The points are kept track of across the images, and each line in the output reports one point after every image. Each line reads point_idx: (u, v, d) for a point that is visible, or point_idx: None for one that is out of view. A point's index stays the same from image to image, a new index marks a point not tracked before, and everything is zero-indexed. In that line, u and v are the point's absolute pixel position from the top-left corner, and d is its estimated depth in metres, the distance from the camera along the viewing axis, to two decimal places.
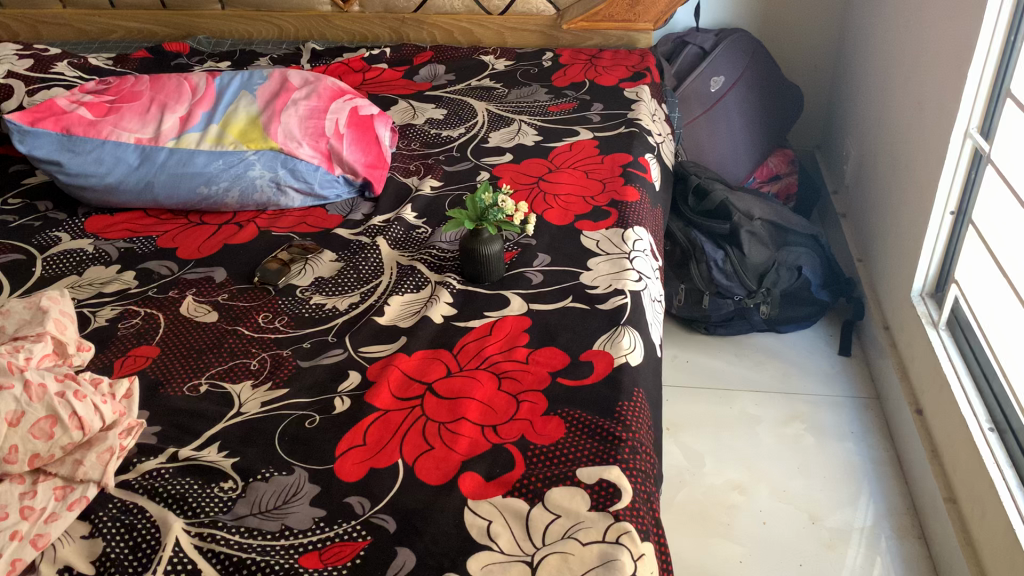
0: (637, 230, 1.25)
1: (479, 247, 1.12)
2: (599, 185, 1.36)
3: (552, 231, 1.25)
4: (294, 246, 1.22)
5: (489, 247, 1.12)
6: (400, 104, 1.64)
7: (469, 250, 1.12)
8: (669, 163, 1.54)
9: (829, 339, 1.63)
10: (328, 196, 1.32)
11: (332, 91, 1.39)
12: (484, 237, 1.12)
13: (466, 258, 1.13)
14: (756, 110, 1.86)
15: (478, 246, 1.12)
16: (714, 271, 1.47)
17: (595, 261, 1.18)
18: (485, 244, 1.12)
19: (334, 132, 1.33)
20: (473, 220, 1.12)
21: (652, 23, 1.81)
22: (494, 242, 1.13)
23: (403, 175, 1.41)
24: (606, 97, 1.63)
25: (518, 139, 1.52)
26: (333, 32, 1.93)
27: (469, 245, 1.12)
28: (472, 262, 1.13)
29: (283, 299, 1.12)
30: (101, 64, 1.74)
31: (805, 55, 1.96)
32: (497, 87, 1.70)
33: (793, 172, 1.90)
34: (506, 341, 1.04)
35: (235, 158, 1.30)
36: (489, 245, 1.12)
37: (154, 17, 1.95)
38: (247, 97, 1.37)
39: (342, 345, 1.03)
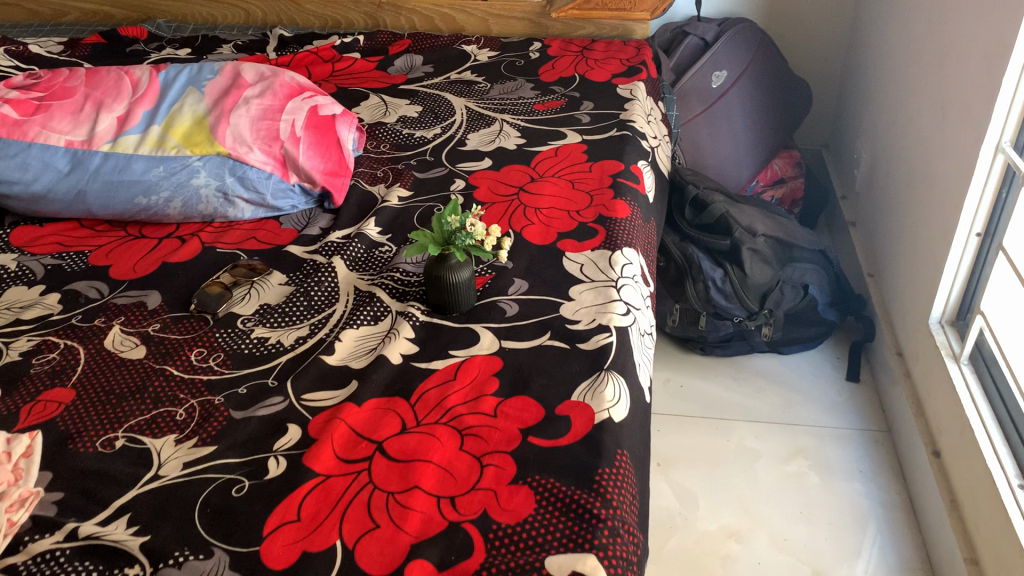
0: (626, 252, 1.11)
1: (445, 274, 0.98)
2: (585, 198, 1.22)
3: (531, 252, 1.12)
4: (239, 267, 1.09)
5: (456, 273, 0.99)
6: (371, 100, 1.50)
7: (433, 276, 0.99)
8: (664, 170, 1.40)
9: (836, 361, 1.50)
10: (282, 207, 1.19)
11: (290, 88, 1.25)
12: (450, 263, 0.99)
13: (431, 285, 1.00)
14: (760, 108, 1.72)
15: (444, 273, 0.98)
16: (712, 291, 1.32)
17: (577, 289, 1.04)
18: (451, 270, 0.98)
19: (290, 136, 1.19)
20: (439, 244, 0.98)
21: (649, 13, 1.65)
22: (462, 268, 0.99)
23: (368, 183, 1.27)
24: (597, 95, 1.49)
25: (498, 142, 1.38)
26: (304, 17, 1.78)
27: (435, 271, 0.98)
28: (438, 289, 1.00)
29: (222, 331, 0.99)
30: (47, 51, 1.60)
31: (815, 48, 1.82)
32: (478, 82, 1.55)
33: (799, 175, 1.76)
34: (472, 387, 0.90)
35: (177, 165, 1.16)
36: (456, 272, 0.99)
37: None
38: (194, 94, 1.22)
39: (284, 391, 0.90)
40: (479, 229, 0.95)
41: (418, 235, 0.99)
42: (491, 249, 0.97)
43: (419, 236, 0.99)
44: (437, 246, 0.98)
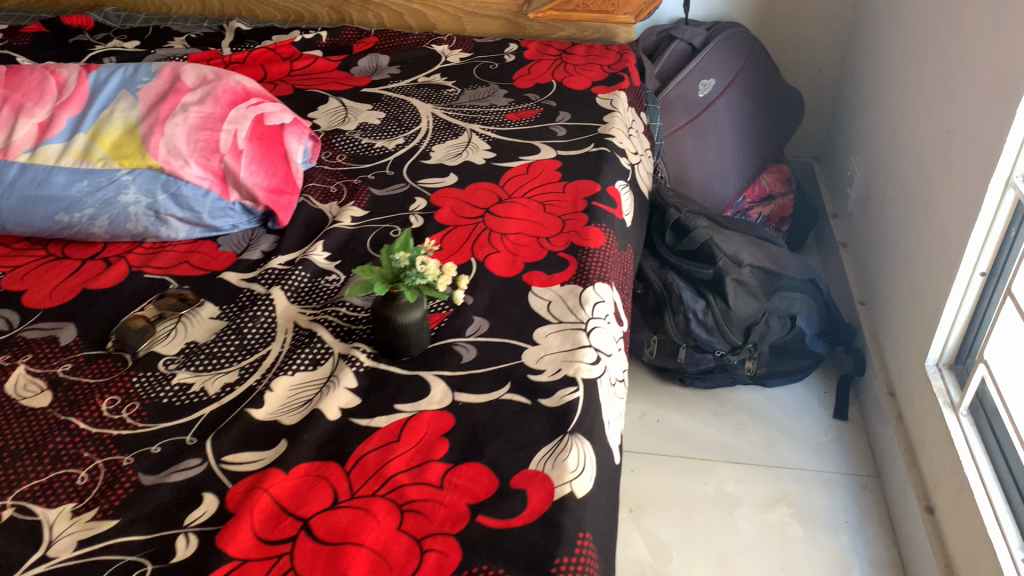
0: (598, 288, 1.00)
1: (396, 313, 0.88)
2: (556, 222, 1.12)
3: (493, 286, 1.01)
4: (166, 297, 0.98)
5: (409, 313, 0.88)
6: (330, 103, 1.38)
7: (382, 315, 0.88)
8: (645, 189, 1.29)
9: (823, 396, 1.40)
10: (221, 227, 1.08)
11: (234, 94, 1.13)
12: (401, 300, 0.88)
13: (379, 325, 0.89)
14: (749, 119, 1.61)
15: (395, 312, 0.88)
16: (693, 324, 1.22)
17: (542, 332, 0.93)
18: (403, 309, 0.88)
19: (231, 148, 1.08)
20: (388, 281, 0.86)
21: (634, 16, 1.54)
22: (414, 307, 0.88)
23: (319, 200, 1.16)
24: (574, 105, 1.38)
25: (465, 155, 1.26)
26: (264, 9, 1.66)
27: (383, 312, 0.87)
28: (386, 330, 0.89)
29: (140, 375, 0.88)
30: None
31: (809, 56, 1.71)
32: (448, 86, 1.44)
33: (788, 192, 1.66)
34: (417, 451, 0.79)
35: (103, 179, 1.04)
36: (409, 311, 0.88)
37: None
38: (126, 98, 1.11)
39: (202, 452, 0.79)
40: (433, 268, 0.84)
41: (363, 269, 0.87)
42: (445, 289, 0.85)
43: (364, 271, 0.87)
44: (384, 283, 0.86)
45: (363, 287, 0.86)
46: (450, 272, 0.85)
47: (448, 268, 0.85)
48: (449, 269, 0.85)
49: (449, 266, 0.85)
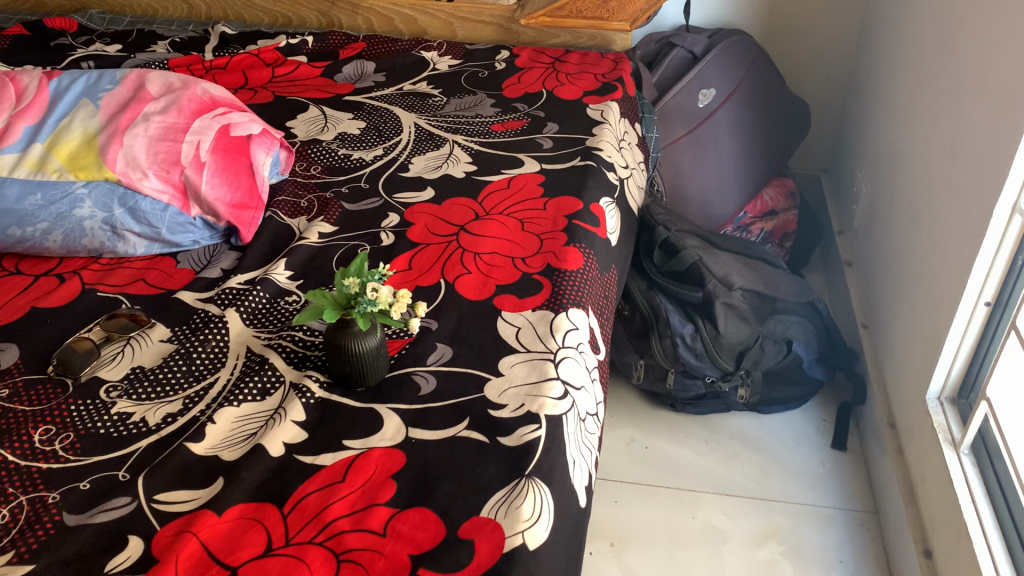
0: (573, 314, 0.94)
1: (348, 343, 0.82)
2: (533, 240, 1.06)
3: (461, 310, 0.95)
4: (116, 318, 0.93)
5: (363, 343, 0.82)
6: (310, 111, 1.33)
7: (334, 345, 0.83)
8: (634, 206, 1.23)
9: (822, 424, 1.33)
10: (181, 243, 1.03)
11: (201, 103, 1.09)
12: (354, 330, 0.82)
13: (331, 355, 0.83)
14: (751, 130, 1.55)
15: (347, 343, 0.82)
16: (681, 349, 1.15)
17: (507, 361, 0.87)
18: (355, 339, 0.82)
19: (193, 160, 1.03)
20: (340, 307, 0.81)
21: (629, 23, 1.48)
22: (368, 336, 0.83)
23: (288, 215, 1.11)
24: (563, 115, 1.32)
25: (445, 168, 1.21)
26: (251, 13, 1.61)
27: (335, 340, 0.82)
28: (338, 360, 0.83)
29: (79, 403, 0.83)
30: None
31: (816, 65, 1.64)
32: (434, 95, 1.39)
33: (792, 207, 1.59)
34: (362, 493, 0.74)
35: (58, 192, 1.00)
36: (362, 341, 0.82)
37: None
38: (87, 107, 1.06)
39: (133, 490, 0.74)
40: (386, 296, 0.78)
41: (314, 293, 0.82)
42: (399, 317, 0.80)
43: (315, 295, 0.82)
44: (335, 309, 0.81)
45: (312, 312, 0.81)
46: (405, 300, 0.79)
47: (402, 296, 0.79)
48: (403, 297, 0.79)
49: (404, 294, 0.79)
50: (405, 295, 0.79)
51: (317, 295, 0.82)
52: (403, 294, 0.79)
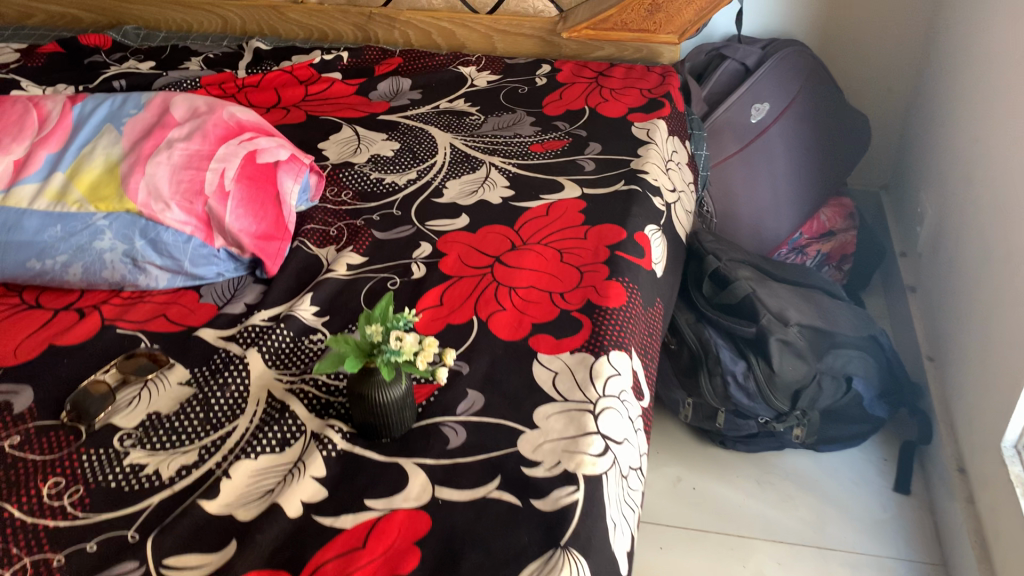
0: (614, 358, 0.87)
1: (372, 392, 0.77)
2: (573, 273, 0.99)
3: (495, 351, 0.89)
4: (134, 358, 0.89)
5: (387, 392, 0.77)
6: (343, 131, 1.28)
7: (357, 393, 0.77)
8: (682, 233, 1.16)
9: (883, 465, 1.25)
10: (205, 275, 0.99)
11: (226, 128, 1.04)
12: (377, 377, 0.76)
13: (354, 403, 0.78)
14: (807, 147, 1.46)
15: (371, 391, 0.77)
16: (732, 387, 1.08)
17: (540, 415, 0.80)
18: (379, 388, 0.76)
19: (217, 189, 0.98)
20: (364, 354, 0.75)
21: (676, 35, 1.41)
22: (392, 385, 0.77)
23: (316, 245, 1.06)
24: (607, 135, 1.25)
25: (481, 194, 1.15)
26: (287, 27, 1.58)
27: (358, 388, 0.77)
28: (361, 409, 0.78)
29: (91, 453, 0.79)
30: None
31: (876, 76, 1.55)
32: (471, 113, 1.33)
33: (850, 228, 1.50)
34: (384, 561, 0.68)
35: (78, 223, 0.96)
36: (387, 390, 0.77)
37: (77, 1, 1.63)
38: (110, 133, 1.02)
39: (141, 553, 0.69)
40: (411, 346, 0.72)
41: (335, 339, 0.76)
42: (425, 368, 0.74)
43: (336, 341, 0.76)
44: (357, 357, 0.75)
45: (333, 360, 0.75)
46: (431, 350, 0.73)
47: (428, 345, 0.73)
48: (429, 347, 0.73)
49: (430, 343, 0.73)
50: (431, 344, 0.73)
51: (339, 342, 0.76)
52: (430, 342, 0.73)
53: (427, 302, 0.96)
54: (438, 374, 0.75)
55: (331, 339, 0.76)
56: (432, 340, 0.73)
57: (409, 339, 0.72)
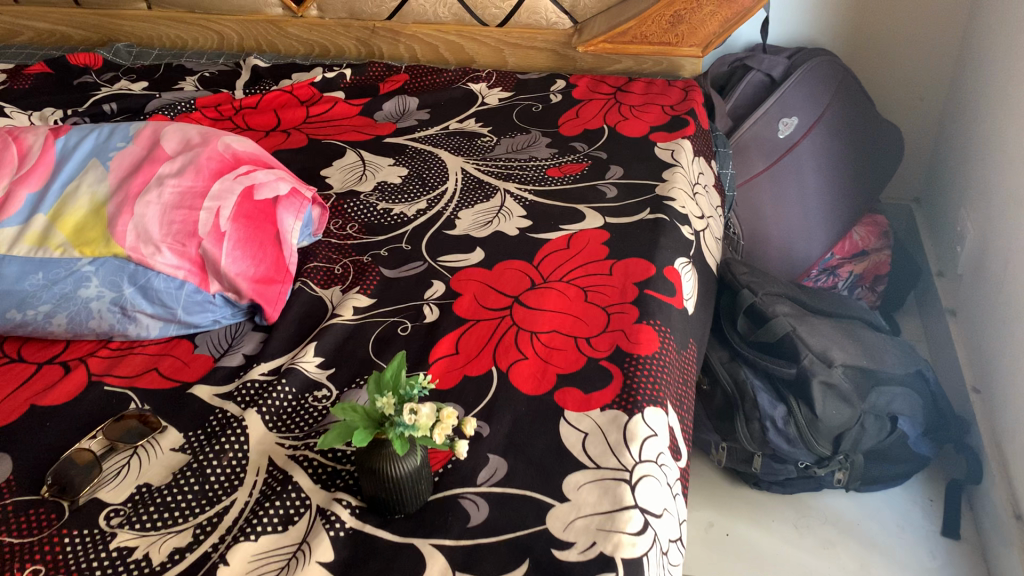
0: (649, 416, 0.79)
1: (383, 466, 0.69)
2: (599, 314, 0.91)
3: (517, 408, 0.81)
4: (122, 420, 0.81)
5: (400, 467, 0.69)
6: (347, 156, 1.20)
7: (366, 466, 0.70)
8: (713, 264, 1.08)
9: (929, 505, 1.17)
10: (199, 323, 0.91)
11: (220, 161, 0.96)
12: (389, 450, 0.69)
13: (363, 477, 0.70)
14: (839, 162, 1.38)
15: (382, 465, 0.69)
16: (770, 433, 1.00)
17: (571, 483, 0.73)
18: (391, 461, 0.69)
19: (211, 229, 0.90)
20: (374, 425, 0.68)
21: (700, 48, 1.32)
22: (405, 459, 0.69)
23: (320, 285, 0.98)
24: (628, 157, 1.17)
25: (496, 224, 1.07)
26: (286, 42, 1.50)
27: (367, 462, 0.69)
28: (372, 484, 0.70)
29: (74, 534, 0.71)
30: None
31: (908, 85, 1.46)
32: (483, 134, 1.25)
33: (884, 247, 1.42)
34: None
35: (61, 270, 0.88)
36: (400, 465, 0.69)
37: (67, 18, 1.56)
38: (96, 169, 0.95)
39: None
40: (427, 419, 0.65)
41: (343, 409, 0.68)
42: (442, 441, 0.66)
43: (344, 410, 0.68)
44: (367, 430, 0.67)
45: (340, 432, 0.68)
46: (450, 423, 0.66)
47: (446, 418, 0.65)
48: (448, 419, 0.65)
49: (449, 414, 0.66)
50: (449, 417, 0.65)
51: (347, 412, 0.68)
52: (448, 414, 0.66)
53: (441, 350, 0.88)
54: (458, 447, 0.67)
55: (338, 408, 0.69)
56: (451, 411, 0.66)
57: (425, 412, 0.64)
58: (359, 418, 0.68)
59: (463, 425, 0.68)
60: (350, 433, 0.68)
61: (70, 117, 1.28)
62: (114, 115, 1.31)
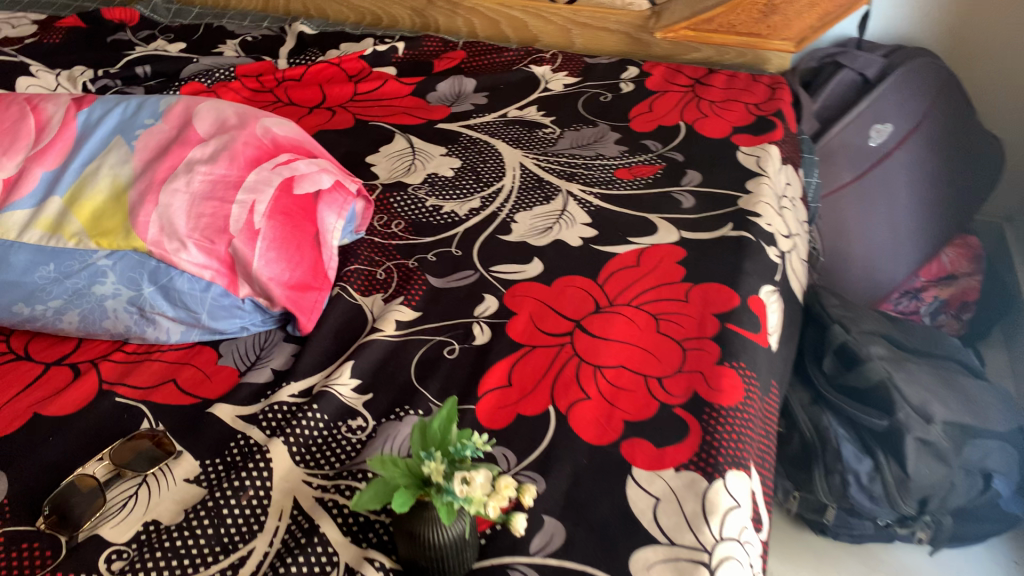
0: (731, 482, 0.69)
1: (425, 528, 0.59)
2: (673, 349, 0.80)
3: (577, 459, 0.71)
4: (132, 441, 0.72)
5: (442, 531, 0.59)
6: (395, 142, 1.10)
7: (404, 526, 0.60)
8: (800, 294, 0.97)
9: (1012, 568, 1.05)
10: (224, 330, 0.82)
11: (258, 149, 0.86)
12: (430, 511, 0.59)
13: (397, 534, 0.61)
14: (935, 177, 1.24)
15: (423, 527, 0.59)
16: (853, 489, 0.89)
17: (640, 562, 0.63)
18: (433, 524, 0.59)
19: (245, 227, 0.80)
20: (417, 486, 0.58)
21: (792, 42, 1.19)
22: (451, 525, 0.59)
23: (359, 291, 0.88)
24: (707, 160, 1.06)
25: (556, 232, 0.95)
26: (335, 8, 1.41)
27: (409, 525, 0.59)
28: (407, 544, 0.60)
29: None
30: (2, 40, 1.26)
31: (1015, 93, 1.32)
32: (546, 124, 1.13)
33: (975, 272, 1.29)
34: None
35: (74, 262, 0.79)
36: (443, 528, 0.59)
37: None
38: (119, 149, 0.85)
39: None
40: (481, 493, 0.55)
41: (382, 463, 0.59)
42: (496, 514, 0.55)
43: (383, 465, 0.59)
44: (409, 493, 0.58)
45: (377, 492, 0.58)
46: (507, 496, 0.56)
47: (503, 491, 0.56)
48: (505, 493, 0.55)
49: (507, 486, 0.56)
50: (507, 490, 0.56)
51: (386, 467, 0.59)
52: (505, 486, 0.56)
53: (492, 381, 0.77)
54: (514, 520, 0.58)
55: (377, 461, 0.59)
56: (510, 483, 0.56)
57: (480, 485, 0.55)
58: (400, 475, 0.59)
59: (521, 495, 0.58)
60: (389, 493, 0.58)
61: (100, 79, 1.19)
62: (148, 79, 1.21)
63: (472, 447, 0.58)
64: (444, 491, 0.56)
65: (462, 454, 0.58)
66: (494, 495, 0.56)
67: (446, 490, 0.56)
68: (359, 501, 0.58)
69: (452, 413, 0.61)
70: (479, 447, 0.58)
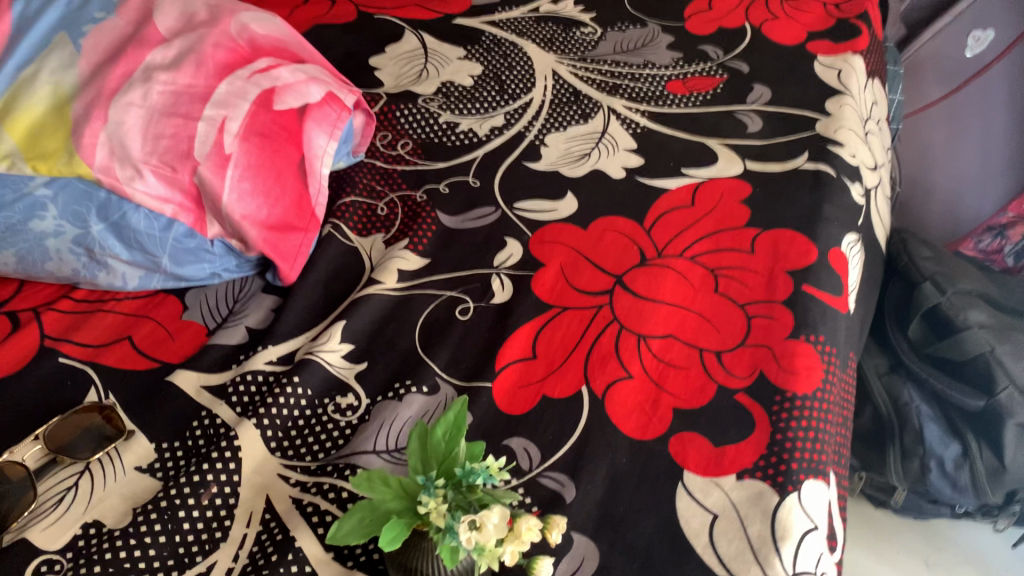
0: (807, 496, 0.55)
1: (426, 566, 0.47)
2: (736, 315, 0.66)
3: (615, 458, 0.58)
4: (77, 419, 0.59)
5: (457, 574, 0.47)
6: (405, 41, 0.93)
7: (399, 559, 0.48)
8: (883, 242, 0.81)
9: None
10: (191, 276, 0.68)
11: (233, 53, 0.70)
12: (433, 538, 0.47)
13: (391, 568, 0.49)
14: None
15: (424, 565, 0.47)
16: (935, 476, 0.77)
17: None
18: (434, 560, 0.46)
19: (212, 151, 0.64)
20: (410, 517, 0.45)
21: None
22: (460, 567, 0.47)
23: (356, 232, 0.73)
24: (777, 72, 0.88)
25: (594, 159, 0.79)
26: None
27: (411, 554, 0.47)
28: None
29: None
30: None
31: None
32: (584, 23, 0.96)
33: None
34: None
35: (5, 190, 0.62)
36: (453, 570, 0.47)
37: None
38: (62, 50, 0.68)
39: None
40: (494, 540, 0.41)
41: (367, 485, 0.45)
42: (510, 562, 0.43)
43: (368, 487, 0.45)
44: (401, 525, 0.44)
45: (360, 521, 0.45)
46: (529, 541, 0.42)
47: (524, 535, 0.42)
48: (526, 537, 0.42)
49: (528, 527, 0.42)
50: (529, 533, 0.42)
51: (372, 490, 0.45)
52: (527, 528, 0.42)
53: (513, 352, 0.64)
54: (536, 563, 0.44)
55: (361, 481, 0.46)
56: (532, 523, 0.42)
57: (493, 529, 0.41)
58: (391, 500, 0.46)
59: (546, 530, 0.45)
60: (376, 523, 0.45)
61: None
62: None
63: (484, 471, 0.44)
64: (446, 532, 0.42)
65: (470, 481, 0.44)
66: (511, 539, 0.42)
67: (449, 530, 0.42)
68: (337, 534, 0.45)
69: (459, 420, 0.47)
70: (493, 471, 0.44)
